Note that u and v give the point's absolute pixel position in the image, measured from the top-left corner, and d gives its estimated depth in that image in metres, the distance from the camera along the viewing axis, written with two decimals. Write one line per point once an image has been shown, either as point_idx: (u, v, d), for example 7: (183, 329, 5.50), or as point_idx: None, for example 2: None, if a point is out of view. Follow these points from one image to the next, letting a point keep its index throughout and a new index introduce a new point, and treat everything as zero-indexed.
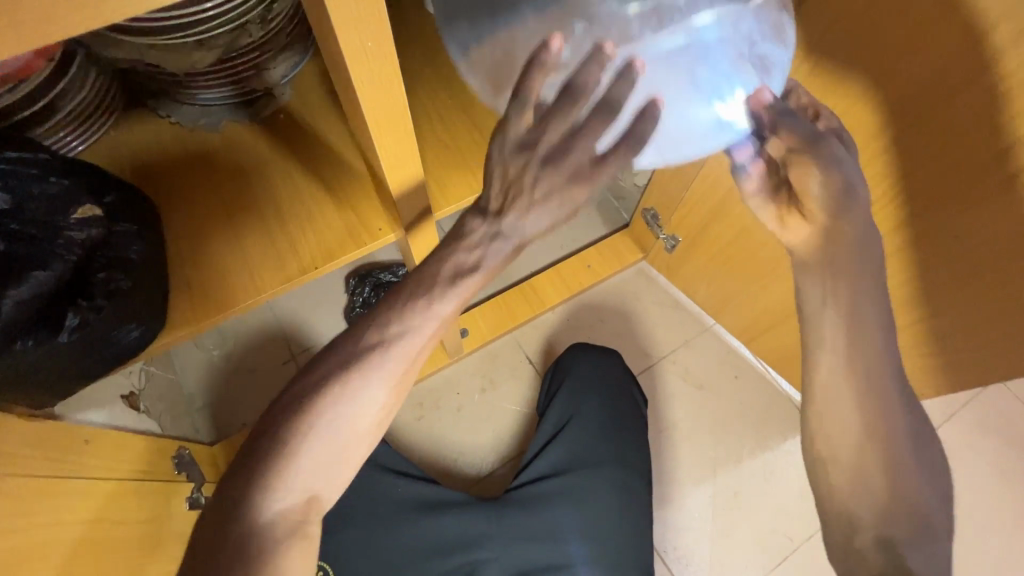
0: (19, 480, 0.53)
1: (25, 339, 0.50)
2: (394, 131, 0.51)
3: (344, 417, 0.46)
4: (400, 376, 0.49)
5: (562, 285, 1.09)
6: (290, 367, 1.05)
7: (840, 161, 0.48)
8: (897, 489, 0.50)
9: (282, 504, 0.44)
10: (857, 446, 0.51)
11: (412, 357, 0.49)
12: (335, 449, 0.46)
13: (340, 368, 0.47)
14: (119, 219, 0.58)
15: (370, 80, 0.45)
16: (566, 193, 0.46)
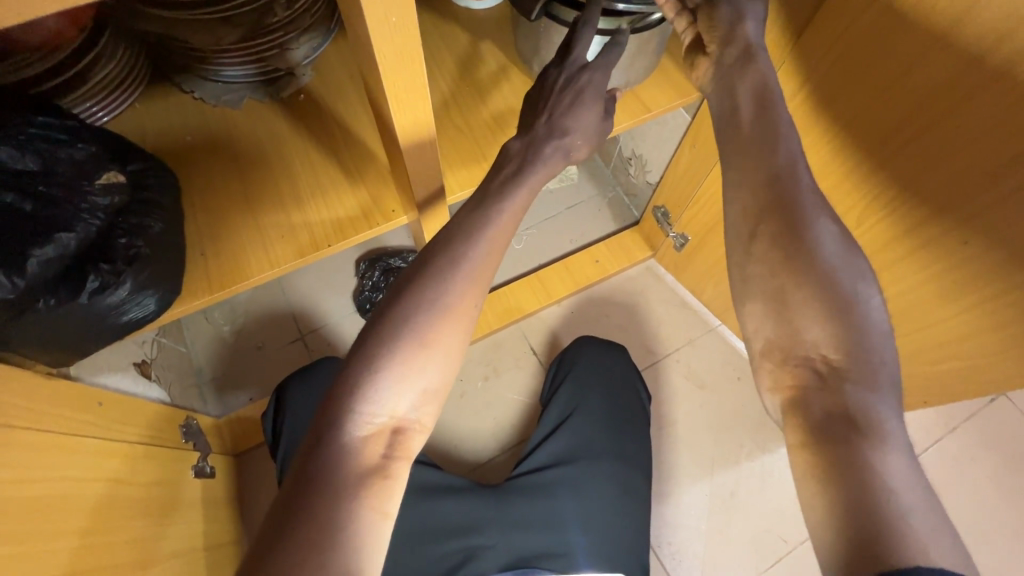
0: (32, 432, 0.54)
1: (46, 299, 0.53)
2: (412, 107, 0.52)
3: (428, 339, 0.44)
4: (473, 290, 0.47)
5: (569, 279, 1.11)
6: (297, 345, 1.07)
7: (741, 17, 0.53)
8: (826, 305, 0.44)
9: (370, 433, 0.42)
10: (777, 273, 0.47)
11: (484, 272, 0.48)
12: (420, 371, 0.44)
13: (412, 289, 0.46)
14: (141, 188, 0.60)
15: (393, 55, 0.46)
16: (581, 90, 0.55)
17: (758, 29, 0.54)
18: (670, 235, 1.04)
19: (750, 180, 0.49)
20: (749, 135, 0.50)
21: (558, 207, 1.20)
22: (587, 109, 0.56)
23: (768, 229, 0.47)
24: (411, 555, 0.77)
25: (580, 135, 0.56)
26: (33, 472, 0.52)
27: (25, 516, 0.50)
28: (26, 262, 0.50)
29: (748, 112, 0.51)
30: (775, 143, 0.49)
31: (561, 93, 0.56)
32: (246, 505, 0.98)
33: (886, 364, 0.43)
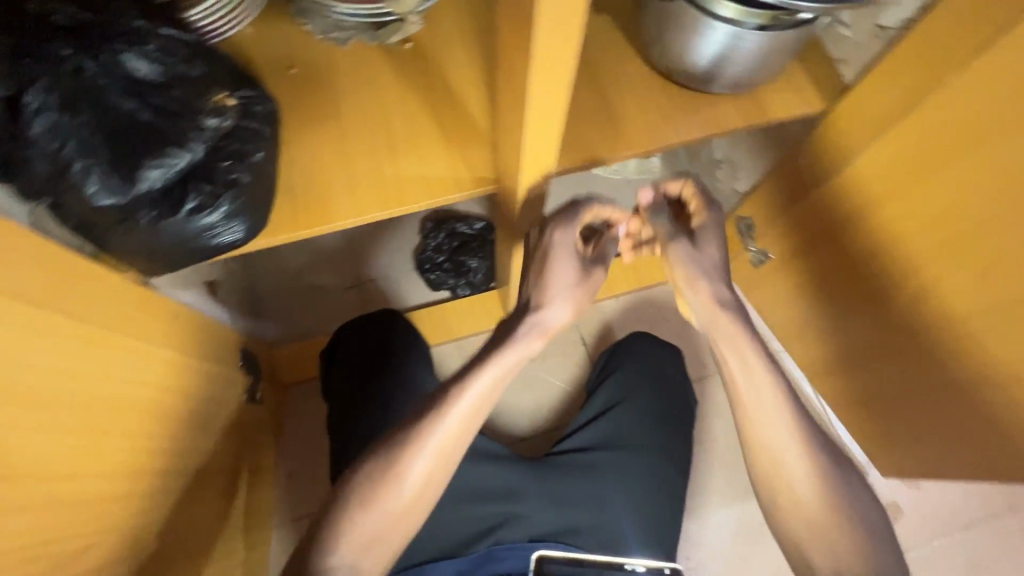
0: (108, 332, 0.56)
1: (148, 211, 0.54)
2: (554, 100, 0.43)
3: (394, 499, 0.57)
4: (436, 458, 0.58)
5: (633, 275, 1.08)
6: (354, 292, 1.08)
7: (689, 266, 0.62)
8: (838, 518, 0.58)
9: (339, 564, 0.56)
10: (809, 497, 0.59)
11: (460, 429, 0.58)
12: (379, 530, 0.57)
13: (388, 452, 0.58)
14: (249, 115, 0.60)
15: (536, 105, 0.43)
16: (557, 263, 0.63)
17: (712, 284, 0.62)
18: (749, 250, 0.99)
19: (776, 414, 0.60)
20: (742, 379, 0.61)
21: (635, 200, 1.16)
22: (566, 285, 0.63)
23: (793, 460, 0.59)
24: (447, 512, 0.79)
25: (555, 306, 0.62)
26: (104, 371, 0.54)
27: (84, 417, 0.51)
28: (138, 172, 0.52)
29: (733, 361, 0.62)
30: (760, 376, 0.61)
31: (541, 264, 0.64)
32: (285, 436, 1.01)
33: (882, 562, 0.57)
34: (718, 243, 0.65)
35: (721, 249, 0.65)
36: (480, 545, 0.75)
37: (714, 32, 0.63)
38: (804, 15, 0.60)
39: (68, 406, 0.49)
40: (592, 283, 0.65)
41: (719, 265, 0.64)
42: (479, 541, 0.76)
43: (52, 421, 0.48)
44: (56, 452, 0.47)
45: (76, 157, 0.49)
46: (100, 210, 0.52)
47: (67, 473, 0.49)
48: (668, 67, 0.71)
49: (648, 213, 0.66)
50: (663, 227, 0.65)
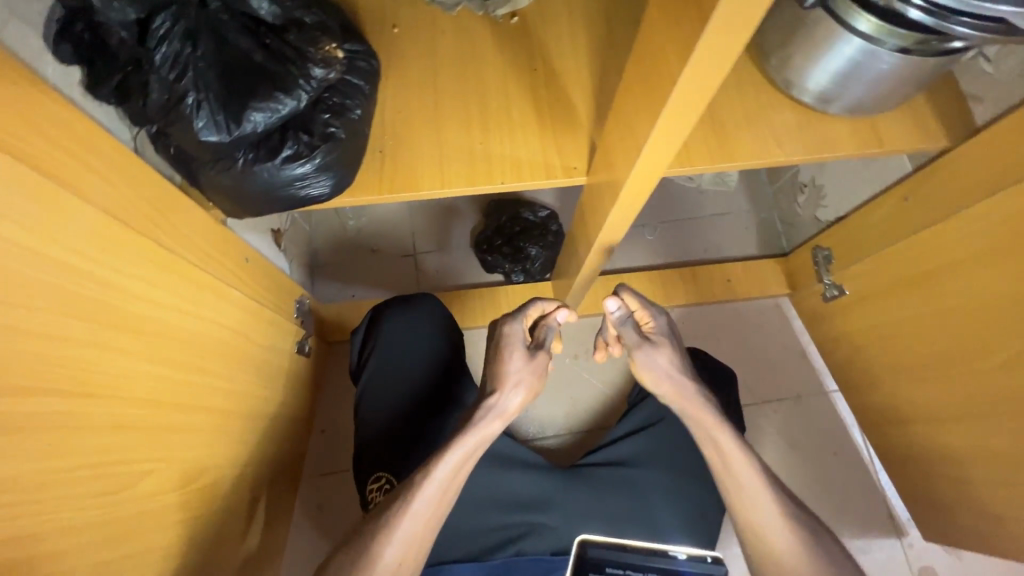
0: (188, 265, 0.56)
1: (246, 153, 0.54)
2: (692, 109, 0.40)
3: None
4: (411, 541, 0.56)
5: (692, 289, 1.05)
6: (408, 261, 1.08)
7: (657, 372, 0.63)
8: None
9: None
10: None
11: (429, 517, 0.56)
12: None
13: (367, 543, 0.55)
14: (353, 70, 0.59)
15: (672, 120, 0.41)
16: (514, 365, 0.62)
17: (677, 384, 0.63)
18: (822, 283, 0.95)
19: (760, 501, 0.58)
20: (724, 469, 0.60)
21: (704, 211, 1.12)
22: (520, 386, 0.62)
23: (784, 546, 0.57)
24: (471, 513, 0.79)
25: (509, 399, 0.62)
26: (179, 303, 0.55)
27: (162, 346, 0.52)
28: (245, 113, 0.51)
29: (714, 456, 0.61)
30: (738, 470, 0.59)
31: (494, 355, 0.64)
32: (324, 394, 1.02)
33: None
34: (673, 346, 0.66)
35: (679, 351, 0.66)
36: (502, 554, 0.76)
37: (842, 49, 0.59)
38: (955, 45, 0.54)
39: (144, 331, 0.49)
40: (543, 366, 0.64)
41: (679, 367, 0.64)
42: (501, 550, 0.77)
43: (130, 343, 0.48)
44: (135, 377, 0.48)
45: (190, 90, 0.49)
46: (201, 145, 0.51)
47: (142, 400, 0.50)
48: (784, 79, 0.67)
49: (616, 322, 0.65)
50: (630, 338, 0.64)
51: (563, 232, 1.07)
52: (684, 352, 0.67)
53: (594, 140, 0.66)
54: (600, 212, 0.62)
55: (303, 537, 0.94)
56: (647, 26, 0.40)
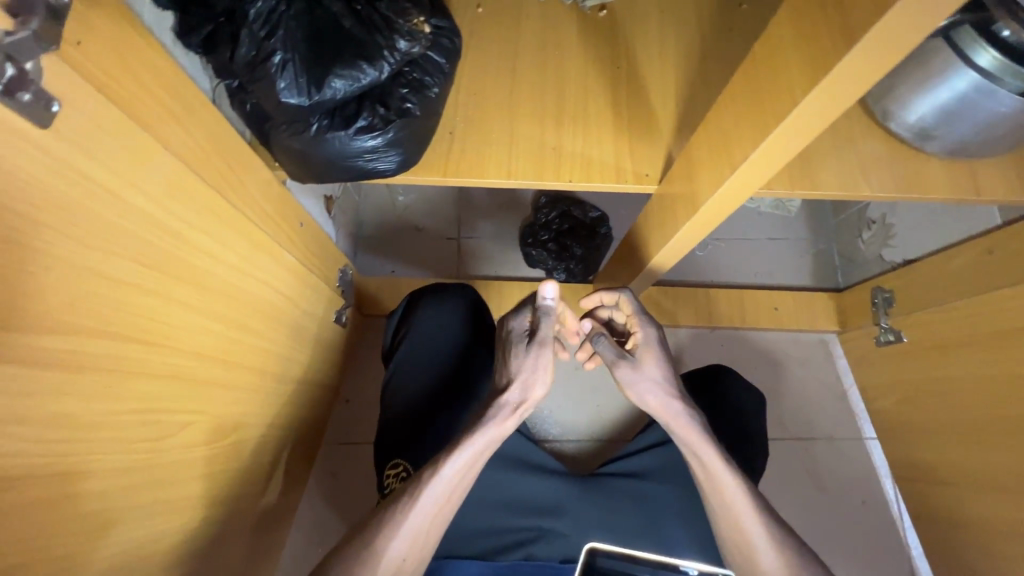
0: (249, 223, 0.56)
1: (321, 119, 0.53)
2: (805, 127, 0.37)
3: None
4: (419, 535, 0.55)
5: (737, 312, 1.02)
6: (451, 245, 1.07)
7: (634, 387, 0.63)
8: None
9: None
10: None
11: (436, 513, 0.56)
12: None
13: (375, 535, 0.54)
14: (436, 46, 0.58)
15: (777, 142, 0.39)
16: (522, 363, 0.61)
17: (657, 400, 0.61)
18: (878, 325, 0.91)
19: (744, 522, 0.56)
20: (708, 486, 0.58)
21: (759, 234, 1.08)
22: (526, 383, 0.61)
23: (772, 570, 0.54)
24: (484, 511, 0.78)
25: (519, 397, 0.61)
26: (235, 259, 0.54)
27: (216, 301, 0.52)
28: (327, 79, 0.50)
29: (698, 470, 0.59)
30: (725, 489, 0.57)
31: (502, 355, 0.65)
32: (352, 365, 1.03)
33: None
34: (659, 356, 0.64)
35: (666, 362, 0.64)
36: (511, 556, 0.74)
37: (955, 84, 0.55)
38: None
39: (202, 284, 0.49)
40: (553, 367, 0.63)
41: (662, 378, 0.62)
42: (510, 551, 0.75)
43: (188, 295, 0.48)
44: (189, 328, 0.49)
45: (278, 49, 0.48)
46: (280, 106, 0.51)
47: (193, 350, 0.50)
48: (882, 111, 0.63)
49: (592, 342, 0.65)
50: (607, 353, 0.64)
51: (611, 237, 1.05)
52: (671, 362, 0.64)
53: (670, 149, 0.64)
54: (668, 223, 0.60)
55: (315, 501, 0.95)
56: (767, 37, 0.38)
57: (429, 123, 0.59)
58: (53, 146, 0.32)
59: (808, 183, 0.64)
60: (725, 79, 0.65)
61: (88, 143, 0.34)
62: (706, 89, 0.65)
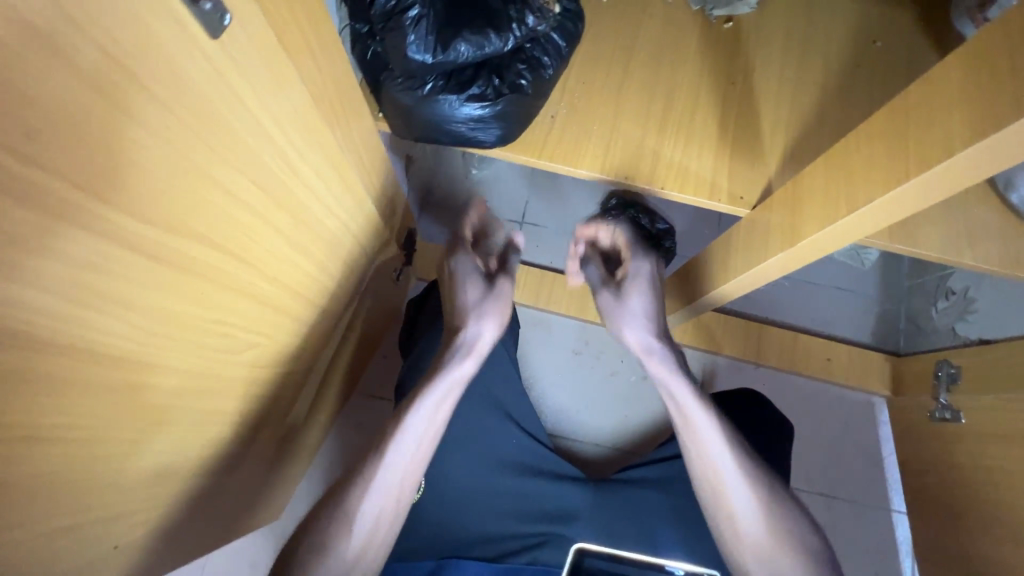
0: (346, 167, 0.58)
1: (437, 80, 0.54)
2: (943, 180, 0.36)
3: (347, 549, 0.56)
4: (388, 489, 0.58)
5: (786, 355, 1.00)
6: (513, 228, 1.08)
7: (614, 311, 0.69)
8: (791, 552, 0.60)
9: None
10: (766, 529, 0.60)
11: (407, 466, 0.59)
12: (358, 555, 0.57)
13: (346, 499, 0.57)
14: (561, 28, 0.57)
15: (915, 187, 0.38)
16: (479, 296, 0.66)
17: (632, 327, 0.67)
18: (934, 399, 0.87)
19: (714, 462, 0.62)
20: (684, 428, 0.63)
21: (826, 281, 1.04)
22: (478, 309, 0.65)
23: (739, 500, 0.61)
24: (494, 513, 0.79)
25: (474, 330, 0.64)
26: (327, 200, 0.56)
27: (305, 234, 0.54)
28: (454, 42, 0.51)
29: (672, 408, 0.64)
30: (698, 425, 0.62)
31: (452, 282, 0.68)
32: (395, 323, 1.05)
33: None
34: (648, 287, 0.70)
35: (653, 291, 0.70)
36: (518, 560, 0.76)
37: None
38: None
39: (297, 216, 0.51)
40: (506, 297, 0.67)
41: (647, 313, 0.68)
42: (516, 555, 0.77)
43: (285, 223, 0.50)
44: (278, 254, 0.51)
45: (416, 4, 0.50)
46: (403, 59, 0.52)
47: (278, 276, 0.53)
48: (1006, 180, 0.60)
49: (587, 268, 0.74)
50: (597, 277, 0.73)
51: (675, 252, 1.03)
52: (656, 292, 0.70)
53: (771, 178, 0.62)
54: (756, 251, 0.59)
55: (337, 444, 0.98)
56: (930, 79, 0.36)
57: (535, 103, 0.59)
58: (213, 54, 0.33)
59: (906, 238, 0.61)
60: (843, 118, 0.63)
61: (240, 61, 0.36)
62: (821, 124, 0.63)
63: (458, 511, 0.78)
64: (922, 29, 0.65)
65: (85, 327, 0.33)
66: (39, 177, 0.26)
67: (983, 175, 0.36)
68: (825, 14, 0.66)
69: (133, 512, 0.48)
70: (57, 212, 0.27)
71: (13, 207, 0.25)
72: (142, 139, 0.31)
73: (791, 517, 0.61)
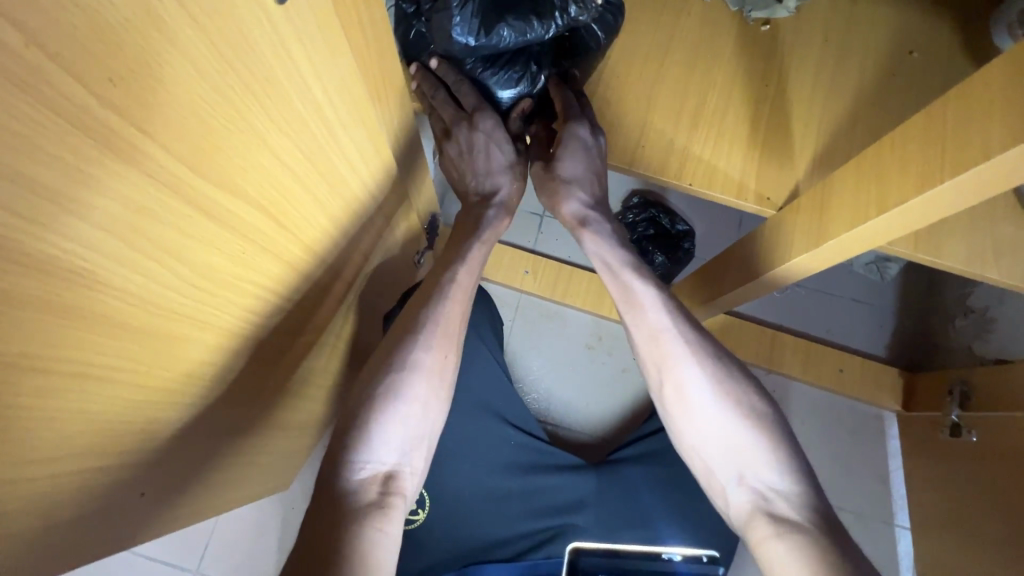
0: (383, 145, 0.59)
1: (480, 65, 0.60)
2: (975, 185, 0.38)
3: (402, 413, 0.50)
4: (440, 342, 0.54)
5: (799, 364, 1.00)
6: (533, 220, 1.09)
7: (544, 186, 0.68)
8: (751, 420, 0.55)
9: (369, 476, 0.47)
10: (718, 403, 0.56)
11: (450, 320, 0.55)
12: (405, 420, 0.50)
13: (379, 368, 0.52)
14: (600, 20, 0.60)
15: (948, 191, 0.39)
16: (495, 143, 0.62)
17: (560, 200, 0.67)
18: (945, 416, 0.87)
19: (651, 333, 0.60)
20: (626, 303, 0.62)
21: (844, 292, 1.04)
22: (498, 160, 0.63)
23: (691, 372, 0.58)
24: (503, 507, 0.80)
25: (507, 182, 0.64)
26: (362, 174, 0.58)
27: (340, 208, 0.56)
28: (497, 28, 0.52)
29: (612, 282, 0.64)
30: (639, 296, 0.61)
31: (473, 156, 0.63)
32: None
33: (796, 455, 0.54)
34: (586, 155, 0.64)
35: (592, 163, 0.65)
36: (534, 556, 0.78)
37: None
38: None
39: (335, 188, 0.53)
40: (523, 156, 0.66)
41: (585, 179, 0.66)
42: (532, 551, 0.78)
43: (322, 194, 0.51)
44: (314, 224, 0.53)
45: None
46: (446, 40, 0.54)
47: (312, 247, 0.54)
48: None
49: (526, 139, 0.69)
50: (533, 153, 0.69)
51: (693, 253, 1.04)
52: (593, 169, 0.65)
53: (800, 181, 0.63)
54: (781, 250, 0.59)
55: None
56: (970, 86, 0.37)
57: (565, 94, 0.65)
58: (277, 20, 0.35)
59: (931, 249, 0.61)
60: (874, 126, 0.63)
61: (299, 29, 0.37)
62: (852, 130, 0.63)
63: (473, 509, 0.79)
64: (961, 40, 0.65)
65: (144, 276, 0.34)
66: (116, 124, 0.27)
67: (1016, 181, 0.37)
68: (864, 21, 0.66)
69: (175, 470, 0.50)
70: (130, 161, 0.29)
71: (93, 152, 0.27)
72: (207, 97, 0.32)
73: (737, 382, 0.57)
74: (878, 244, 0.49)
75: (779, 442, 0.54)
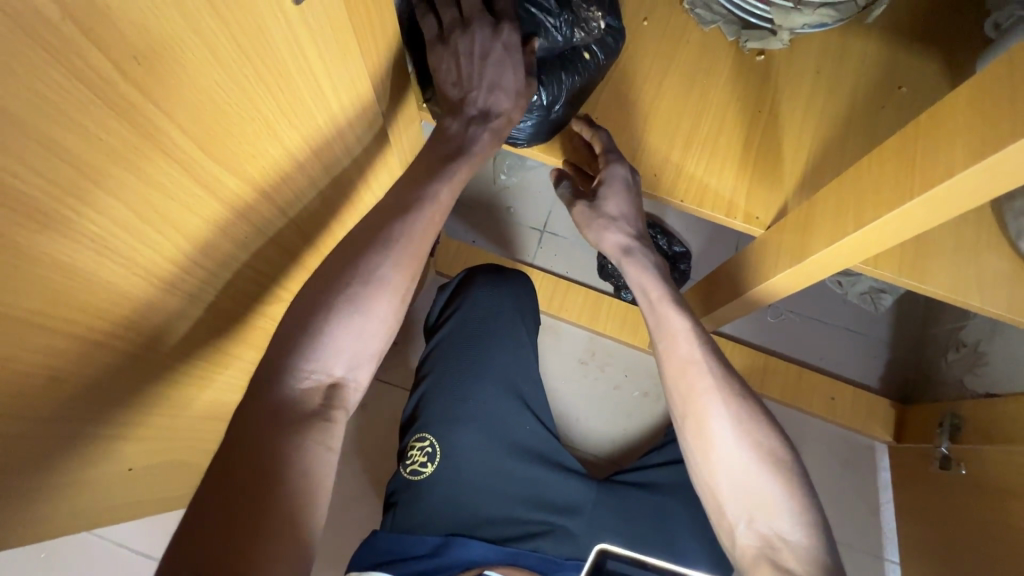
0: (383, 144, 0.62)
1: None
2: (941, 206, 0.40)
3: (354, 326, 0.48)
4: (409, 259, 0.51)
5: (789, 388, 1.00)
6: (533, 234, 1.11)
7: (586, 218, 0.71)
8: (771, 464, 0.55)
9: (311, 385, 0.46)
10: (738, 437, 0.56)
11: (425, 233, 0.52)
12: (355, 333, 0.48)
13: (332, 274, 0.49)
14: (601, 43, 0.62)
15: (917, 208, 0.41)
16: (500, 62, 0.55)
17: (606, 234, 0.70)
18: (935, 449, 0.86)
19: (683, 360, 0.60)
20: (659, 329, 0.63)
21: (837, 320, 1.05)
22: (504, 83, 0.56)
23: (717, 403, 0.58)
24: (499, 501, 0.79)
25: (508, 106, 0.57)
26: (359, 166, 0.61)
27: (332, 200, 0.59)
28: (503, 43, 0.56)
29: (646, 313, 0.66)
30: (673, 322, 0.63)
31: (480, 67, 0.55)
32: (409, 312, 1.09)
33: (810, 503, 0.54)
34: (625, 192, 0.67)
35: (633, 199, 0.68)
36: (521, 545, 0.75)
37: None
38: None
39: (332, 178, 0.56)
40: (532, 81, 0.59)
41: (627, 215, 0.69)
42: (520, 540, 0.76)
43: (319, 185, 0.54)
44: (307, 213, 0.55)
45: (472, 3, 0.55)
46: None
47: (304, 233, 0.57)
48: (1019, 229, 0.60)
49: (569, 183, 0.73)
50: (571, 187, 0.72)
51: (689, 275, 1.05)
52: (634, 205, 0.68)
53: (787, 201, 0.65)
54: (766, 265, 0.61)
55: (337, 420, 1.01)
56: (936, 112, 0.39)
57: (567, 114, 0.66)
58: (292, 18, 0.38)
59: (915, 274, 0.63)
60: (859, 154, 0.65)
61: (313, 29, 0.41)
62: (839, 157, 0.66)
63: (467, 494, 0.77)
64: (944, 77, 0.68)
65: (149, 246, 0.37)
66: (139, 102, 0.30)
67: (981, 202, 0.39)
68: (854, 55, 0.69)
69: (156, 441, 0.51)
70: (147, 137, 0.32)
71: (116, 124, 0.29)
72: (222, 81, 0.35)
73: (759, 420, 0.57)
74: (852, 262, 0.52)
75: (796, 488, 0.54)
